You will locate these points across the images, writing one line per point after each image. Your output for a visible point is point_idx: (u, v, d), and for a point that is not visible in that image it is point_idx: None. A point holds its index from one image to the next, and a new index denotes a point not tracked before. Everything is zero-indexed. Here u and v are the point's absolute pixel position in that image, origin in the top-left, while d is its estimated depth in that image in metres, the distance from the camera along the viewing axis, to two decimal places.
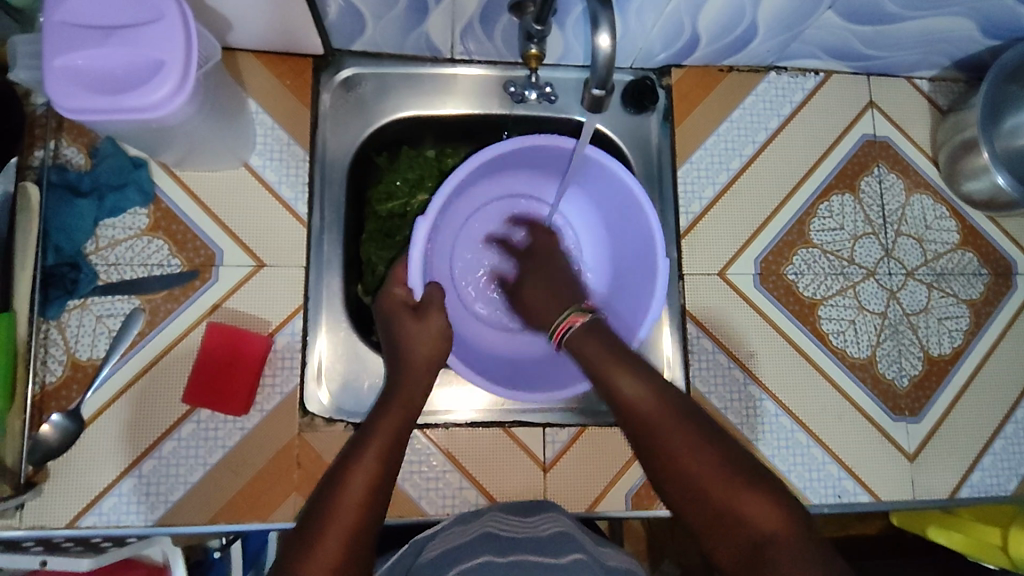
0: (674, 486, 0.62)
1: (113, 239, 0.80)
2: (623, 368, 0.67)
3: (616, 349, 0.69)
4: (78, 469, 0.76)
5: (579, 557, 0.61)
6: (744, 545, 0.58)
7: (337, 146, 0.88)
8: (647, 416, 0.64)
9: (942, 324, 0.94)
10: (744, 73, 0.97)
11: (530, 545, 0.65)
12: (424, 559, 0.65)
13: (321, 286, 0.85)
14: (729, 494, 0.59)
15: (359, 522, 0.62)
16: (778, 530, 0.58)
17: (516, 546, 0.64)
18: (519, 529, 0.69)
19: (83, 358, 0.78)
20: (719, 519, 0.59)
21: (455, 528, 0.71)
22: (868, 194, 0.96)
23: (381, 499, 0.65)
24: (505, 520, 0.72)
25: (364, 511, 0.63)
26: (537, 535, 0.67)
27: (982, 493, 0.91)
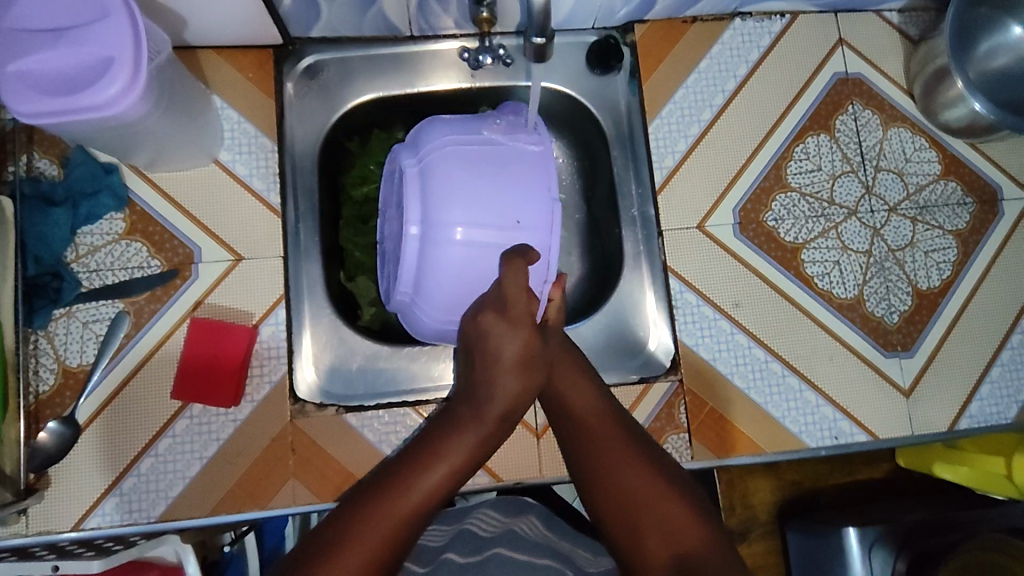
0: (602, 491, 0.66)
1: (92, 246, 0.81)
2: (579, 390, 0.74)
3: (580, 368, 0.76)
4: (78, 474, 0.77)
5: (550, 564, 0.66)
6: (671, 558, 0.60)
7: (305, 136, 0.89)
8: (576, 419, 0.73)
9: (929, 257, 0.93)
10: (709, 22, 0.95)
11: (506, 539, 0.70)
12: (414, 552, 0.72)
13: (301, 274, 0.86)
14: (652, 500, 0.64)
15: (400, 530, 0.61)
16: (699, 543, 0.61)
17: (491, 542, 0.69)
18: (493, 524, 0.74)
19: (74, 365, 0.79)
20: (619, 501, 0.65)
21: (440, 527, 0.77)
22: (845, 132, 0.95)
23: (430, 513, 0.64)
24: (485, 516, 0.77)
25: (405, 531, 0.61)
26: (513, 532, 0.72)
27: (982, 423, 0.90)
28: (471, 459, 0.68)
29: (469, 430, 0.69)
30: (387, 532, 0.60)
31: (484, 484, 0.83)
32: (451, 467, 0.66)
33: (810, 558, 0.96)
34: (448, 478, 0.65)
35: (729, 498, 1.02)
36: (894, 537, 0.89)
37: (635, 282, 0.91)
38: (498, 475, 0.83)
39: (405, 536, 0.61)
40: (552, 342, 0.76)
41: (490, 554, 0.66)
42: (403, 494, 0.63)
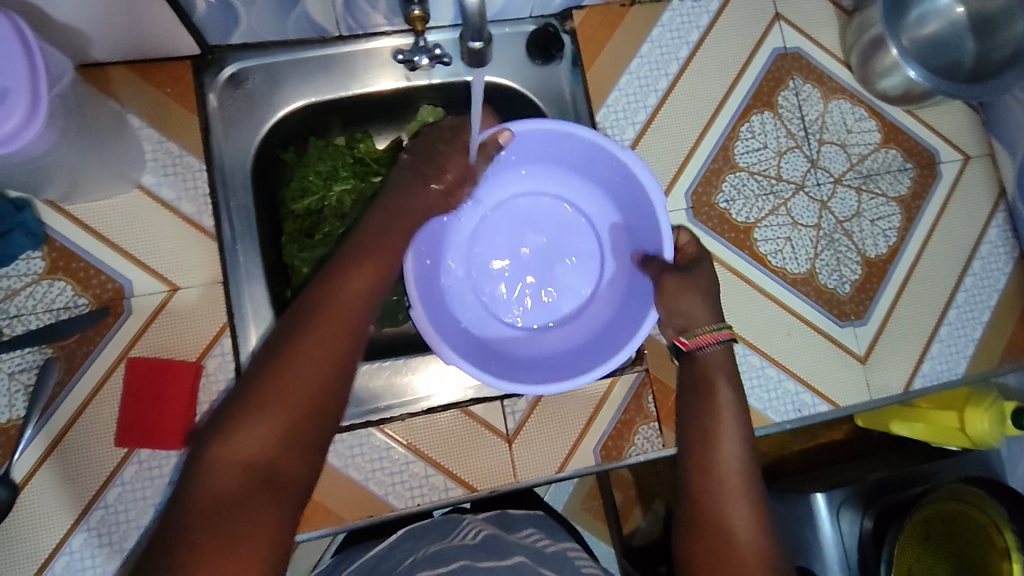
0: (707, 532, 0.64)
1: (10, 289, 0.75)
2: (724, 426, 0.70)
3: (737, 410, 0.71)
4: (20, 536, 0.72)
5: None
6: None
7: (235, 150, 0.83)
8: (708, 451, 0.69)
9: (875, 225, 0.95)
10: (647, 4, 0.94)
11: (529, 551, 0.66)
12: (429, 550, 0.65)
13: (244, 299, 0.81)
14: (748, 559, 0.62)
15: (303, 409, 0.54)
16: None
17: (516, 549, 0.65)
18: (508, 536, 0.69)
19: (3, 421, 0.73)
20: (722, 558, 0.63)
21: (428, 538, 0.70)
22: (787, 107, 0.96)
23: (342, 378, 0.57)
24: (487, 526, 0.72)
25: (318, 416, 0.55)
26: (537, 547, 0.68)
27: (935, 381, 0.93)
28: (362, 305, 0.61)
29: (352, 286, 0.61)
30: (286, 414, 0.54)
31: (459, 496, 0.81)
32: (337, 332, 0.58)
33: (785, 528, 0.99)
34: (339, 354, 0.58)
35: None
36: (860, 495, 0.91)
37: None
38: (473, 485, 0.81)
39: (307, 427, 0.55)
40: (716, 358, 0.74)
41: (517, 562, 0.61)
42: (291, 365, 0.55)
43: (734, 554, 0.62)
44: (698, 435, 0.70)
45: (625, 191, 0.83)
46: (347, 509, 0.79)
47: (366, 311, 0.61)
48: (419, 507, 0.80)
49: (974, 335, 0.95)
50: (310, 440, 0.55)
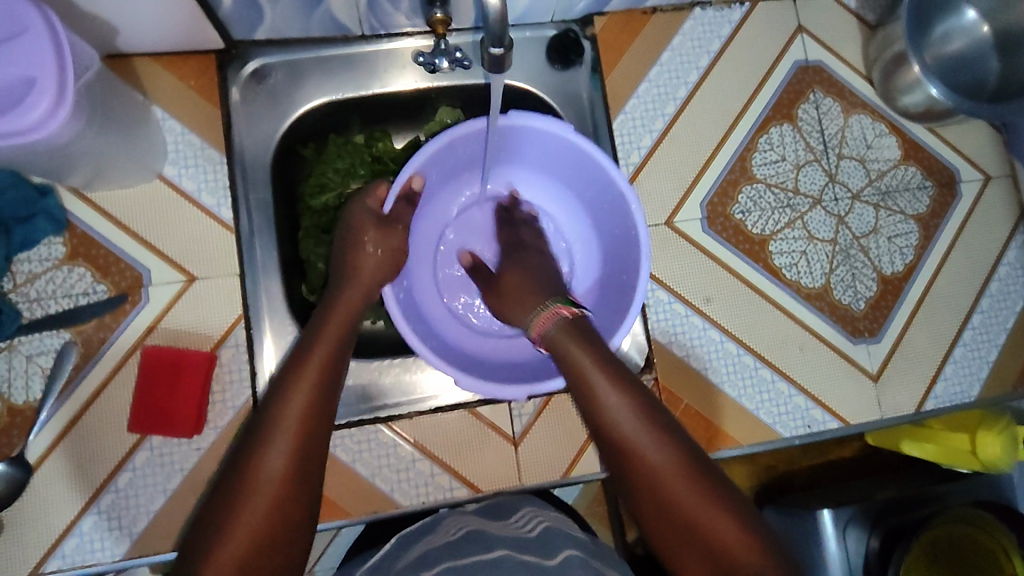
0: (654, 514, 0.58)
1: (31, 273, 0.77)
2: (607, 380, 0.63)
3: (610, 364, 0.65)
4: (30, 517, 0.73)
5: (572, 553, 0.56)
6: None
7: (255, 143, 0.84)
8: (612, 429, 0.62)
9: (892, 243, 0.94)
10: (669, 13, 0.94)
11: (516, 540, 0.60)
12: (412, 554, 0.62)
13: (259, 291, 0.82)
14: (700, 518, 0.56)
15: (265, 522, 0.53)
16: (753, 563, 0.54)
17: (501, 541, 0.60)
18: (497, 528, 0.65)
19: (19, 402, 0.75)
20: (692, 539, 0.56)
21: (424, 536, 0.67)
22: (807, 121, 0.96)
23: (326, 413, 0.60)
24: (478, 522, 0.68)
25: (281, 533, 0.54)
26: (522, 535, 0.62)
27: (948, 403, 0.92)
28: (318, 403, 0.60)
29: (303, 383, 0.61)
30: (244, 539, 0.52)
31: (463, 496, 0.81)
32: (296, 435, 0.57)
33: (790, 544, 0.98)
34: (297, 452, 0.57)
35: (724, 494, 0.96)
36: (868, 514, 0.90)
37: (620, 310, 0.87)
38: (477, 486, 0.82)
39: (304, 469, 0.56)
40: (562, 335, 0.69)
41: (500, 556, 0.55)
42: (249, 489, 0.54)
43: (702, 530, 0.56)
44: (589, 408, 0.64)
45: (610, 218, 0.86)
46: (352, 504, 0.79)
47: (322, 410, 0.60)
48: (423, 505, 0.80)
49: (989, 357, 0.93)
50: (292, 546, 0.54)
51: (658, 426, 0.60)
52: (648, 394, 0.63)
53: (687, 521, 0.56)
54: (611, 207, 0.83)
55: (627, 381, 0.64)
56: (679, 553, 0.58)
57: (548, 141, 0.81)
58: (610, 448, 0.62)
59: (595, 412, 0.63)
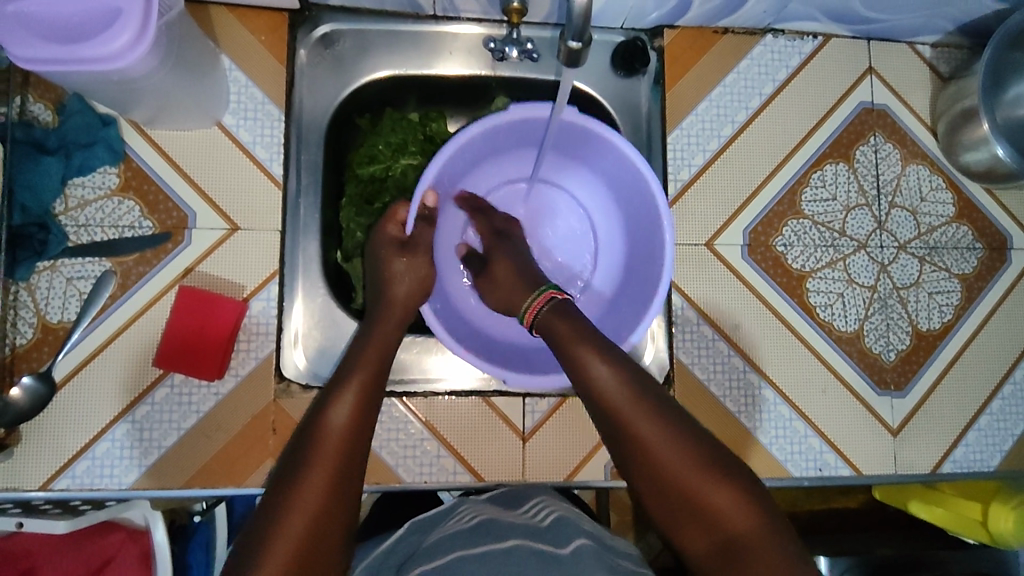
0: (649, 483, 0.60)
1: (83, 199, 0.79)
2: (592, 350, 0.64)
3: (593, 334, 0.66)
4: (46, 433, 0.74)
5: (583, 543, 0.57)
6: (710, 533, 0.57)
7: (315, 106, 0.85)
8: (603, 402, 0.62)
9: (932, 299, 0.92)
10: (740, 35, 0.94)
11: (528, 530, 0.61)
12: (426, 543, 0.63)
13: (297, 251, 0.83)
14: (693, 482, 0.58)
15: (307, 539, 0.54)
16: (735, 519, 0.57)
17: (512, 531, 0.60)
18: (510, 516, 0.66)
19: (54, 321, 0.76)
20: (699, 515, 0.58)
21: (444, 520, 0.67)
22: (864, 163, 0.94)
23: (367, 433, 0.63)
24: (491, 509, 0.68)
25: (323, 551, 0.55)
26: (536, 524, 0.63)
27: (965, 469, 0.90)
28: (359, 425, 0.62)
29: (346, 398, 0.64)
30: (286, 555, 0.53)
31: (465, 482, 0.81)
32: (334, 459, 0.59)
33: None
34: (337, 473, 0.58)
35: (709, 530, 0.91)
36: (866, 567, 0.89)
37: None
38: (480, 475, 0.82)
39: (346, 486, 0.58)
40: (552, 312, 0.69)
41: (512, 545, 0.57)
42: (294, 509, 0.55)
43: (708, 507, 0.58)
44: (576, 373, 0.64)
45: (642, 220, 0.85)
46: None
47: (359, 433, 0.62)
48: (424, 485, 0.81)
49: (1014, 430, 0.91)
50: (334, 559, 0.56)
51: (642, 390, 0.62)
52: (632, 364, 0.64)
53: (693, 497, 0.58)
54: (647, 218, 0.84)
55: (617, 356, 0.64)
56: (689, 532, 0.59)
57: (600, 145, 0.81)
58: (602, 415, 0.62)
59: (587, 385, 0.63)
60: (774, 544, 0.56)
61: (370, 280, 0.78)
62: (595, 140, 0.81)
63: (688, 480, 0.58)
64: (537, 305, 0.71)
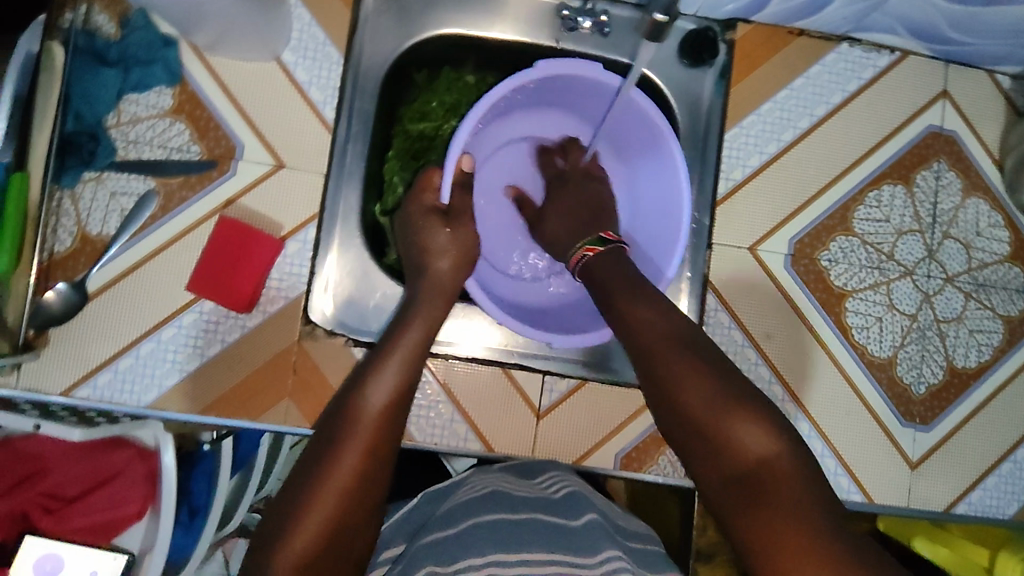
0: (679, 423, 0.58)
1: (135, 116, 0.78)
2: (631, 295, 0.66)
3: (632, 280, 0.67)
4: (73, 341, 0.75)
5: (594, 519, 0.63)
6: (743, 479, 0.54)
7: (374, 53, 0.84)
8: (640, 337, 0.63)
9: (973, 336, 0.90)
10: (815, 40, 0.90)
11: (541, 501, 0.65)
12: (439, 512, 0.65)
13: (338, 198, 0.82)
14: (727, 424, 0.55)
15: (336, 515, 0.55)
16: (774, 472, 0.53)
17: (527, 503, 0.63)
18: (524, 487, 0.68)
19: (94, 233, 0.77)
20: (724, 450, 0.55)
21: (464, 485, 0.69)
22: (923, 189, 0.91)
23: (402, 415, 0.62)
24: (505, 477, 0.70)
25: (349, 528, 0.55)
26: (548, 496, 0.66)
27: (979, 513, 0.88)
28: (394, 407, 0.61)
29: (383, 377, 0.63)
30: (315, 528, 0.54)
31: (474, 450, 0.81)
32: (368, 442, 0.58)
33: None
34: (369, 456, 0.58)
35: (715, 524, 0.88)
36: None
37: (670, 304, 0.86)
38: (491, 446, 0.82)
39: (377, 469, 0.58)
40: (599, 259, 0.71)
41: (527, 517, 0.61)
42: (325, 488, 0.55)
43: (735, 445, 0.55)
44: (613, 315, 0.66)
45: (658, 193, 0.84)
46: None
47: (394, 414, 0.61)
48: (433, 447, 0.81)
49: None
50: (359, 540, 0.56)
51: (679, 334, 0.62)
52: (672, 308, 0.65)
53: (716, 432, 0.56)
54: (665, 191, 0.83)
55: (658, 300, 0.65)
56: (716, 472, 0.56)
57: (639, 122, 0.81)
58: (637, 353, 0.63)
59: (624, 326, 0.65)
60: (807, 496, 0.52)
61: (408, 235, 0.77)
62: (637, 117, 0.81)
63: (719, 421, 0.56)
64: (582, 254, 0.74)
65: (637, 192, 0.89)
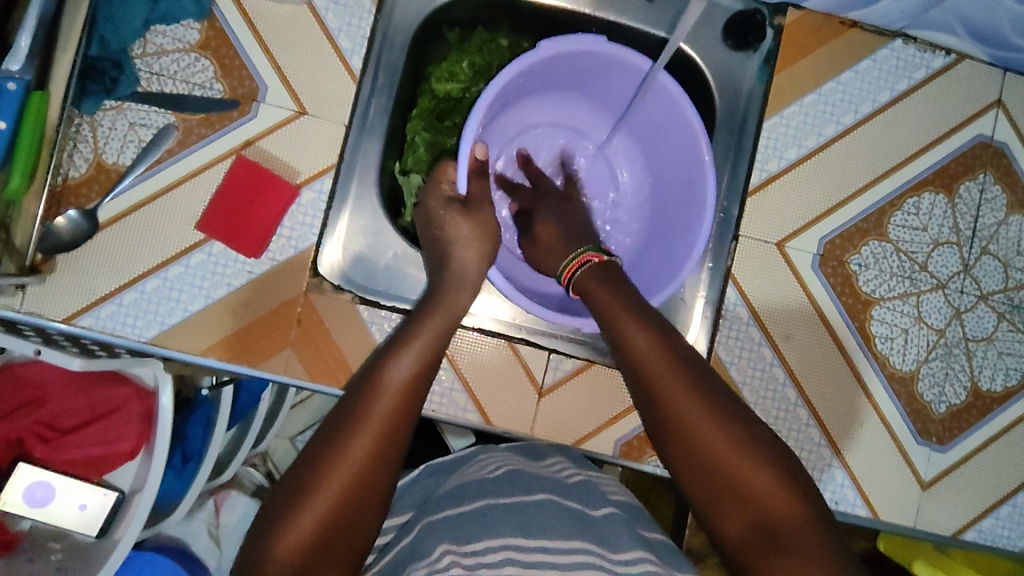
0: (686, 459, 0.59)
1: (161, 48, 0.77)
2: (634, 317, 0.64)
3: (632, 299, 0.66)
4: (79, 269, 0.74)
5: (614, 512, 0.62)
6: (755, 520, 0.55)
7: (407, 7, 0.81)
8: (643, 366, 0.62)
9: (1001, 359, 0.86)
10: (868, 33, 0.86)
11: (554, 485, 0.64)
12: (444, 489, 0.65)
13: (358, 150, 0.80)
14: (737, 460, 0.56)
15: (343, 503, 0.54)
16: (785, 512, 0.54)
17: (543, 484, 0.63)
18: (534, 467, 0.67)
19: (109, 162, 0.76)
20: (739, 498, 0.56)
21: (474, 462, 0.68)
22: (965, 200, 0.87)
23: (416, 407, 0.60)
24: (518, 458, 0.69)
25: (355, 516, 0.54)
26: (561, 479, 0.66)
27: (987, 542, 0.85)
28: (409, 398, 0.59)
29: (398, 364, 0.61)
30: (322, 516, 0.53)
31: (472, 421, 0.79)
32: (379, 434, 0.57)
33: None
34: (379, 446, 0.56)
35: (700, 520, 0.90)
36: None
37: (688, 294, 0.83)
38: (489, 419, 0.80)
39: (384, 459, 0.56)
40: (599, 275, 0.69)
41: (545, 499, 0.60)
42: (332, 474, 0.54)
43: (747, 490, 0.56)
44: (614, 336, 0.65)
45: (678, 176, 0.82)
46: None
47: (409, 405, 0.59)
48: (432, 414, 0.79)
49: None
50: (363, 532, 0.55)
51: (683, 362, 0.61)
52: (673, 332, 0.64)
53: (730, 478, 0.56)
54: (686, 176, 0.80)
55: (659, 324, 0.64)
56: (725, 513, 0.57)
57: (666, 106, 0.78)
58: (640, 380, 0.62)
59: (627, 352, 0.63)
60: (817, 534, 0.54)
61: (427, 193, 0.75)
62: (665, 101, 0.77)
63: (727, 459, 0.57)
64: (571, 269, 0.72)
65: (657, 181, 0.86)
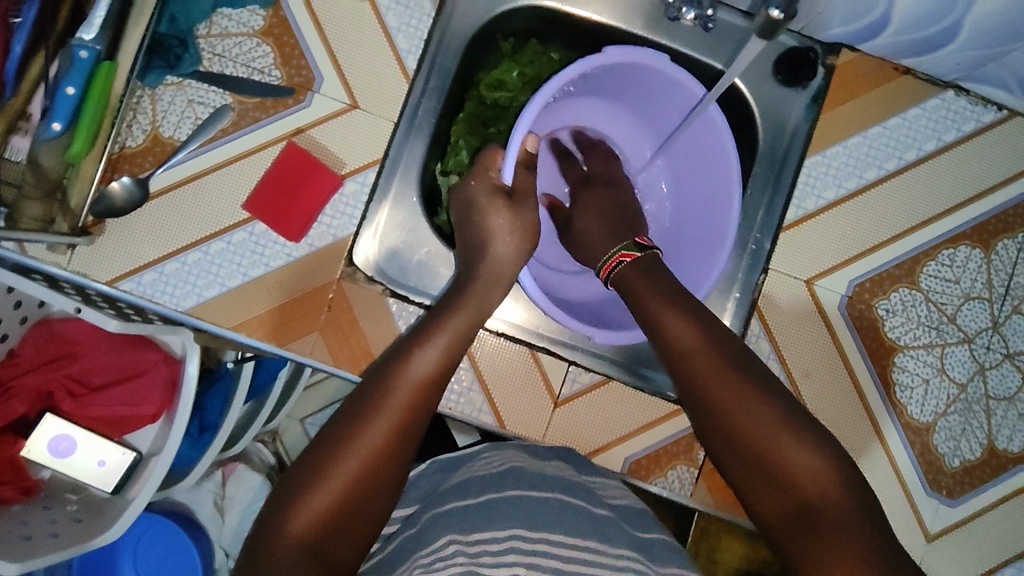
0: (724, 447, 0.61)
1: (225, 30, 0.79)
2: (669, 308, 0.66)
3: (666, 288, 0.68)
4: (126, 235, 0.77)
5: (607, 513, 0.63)
6: (791, 505, 0.57)
7: (466, 12, 0.83)
8: (682, 360, 0.64)
9: (1021, 420, 0.85)
10: (920, 81, 0.86)
11: (560, 482, 0.65)
12: (448, 483, 0.66)
13: (404, 148, 0.82)
14: (773, 443, 0.59)
15: (354, 492, 0.55)
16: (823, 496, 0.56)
17: (548, 481, 0.64)
18: (538, 466, 0.67)
19: (165, 135, 0.78)
20: (781, 483, 0.58)
21: (481, 457, 0.69)
22: (1001, 258, 0.86)
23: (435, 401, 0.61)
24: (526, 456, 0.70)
25: (367, 500, 0.56)
26: (566, 477, 0.67)
27: None
28: (429, 388, 0.61)
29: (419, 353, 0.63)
30: (332, 501, 0.54)
31: (486, 423, 0.81)
32: (398, 421, 0.59)
33: None
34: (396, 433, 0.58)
35: (697, 544, 0.93)
36: None
37: None
38: (503, 423, 0.81)
39: (398, 448, 0.58)
40: (635, 267, 0.71)
41: (550, 496, 0.61)
42: (349, 456, 0.56)
43: (796, 486, 0.57)
44: (649, 326, 0.67)
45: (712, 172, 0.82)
46: None
47: (429, 395, 0.61)
48: (448, 411, 0.80)
49: None
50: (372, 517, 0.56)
51: (715, 350, 0.63)
52: (710, 319, 0.66)
53: (777, 466, 0.58)
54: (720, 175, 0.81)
55: (696, 312, 0.66)
56: (762, 497, 0.59)
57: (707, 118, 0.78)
58: (678, 371, 0.64)
59: (665, 344, 0.66)
60: (852, 514, 0.55)
61: (467, 196, 0.76)
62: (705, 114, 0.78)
63: (761, 441, 0.59)
64: (613, 262, 0.74)
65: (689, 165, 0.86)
